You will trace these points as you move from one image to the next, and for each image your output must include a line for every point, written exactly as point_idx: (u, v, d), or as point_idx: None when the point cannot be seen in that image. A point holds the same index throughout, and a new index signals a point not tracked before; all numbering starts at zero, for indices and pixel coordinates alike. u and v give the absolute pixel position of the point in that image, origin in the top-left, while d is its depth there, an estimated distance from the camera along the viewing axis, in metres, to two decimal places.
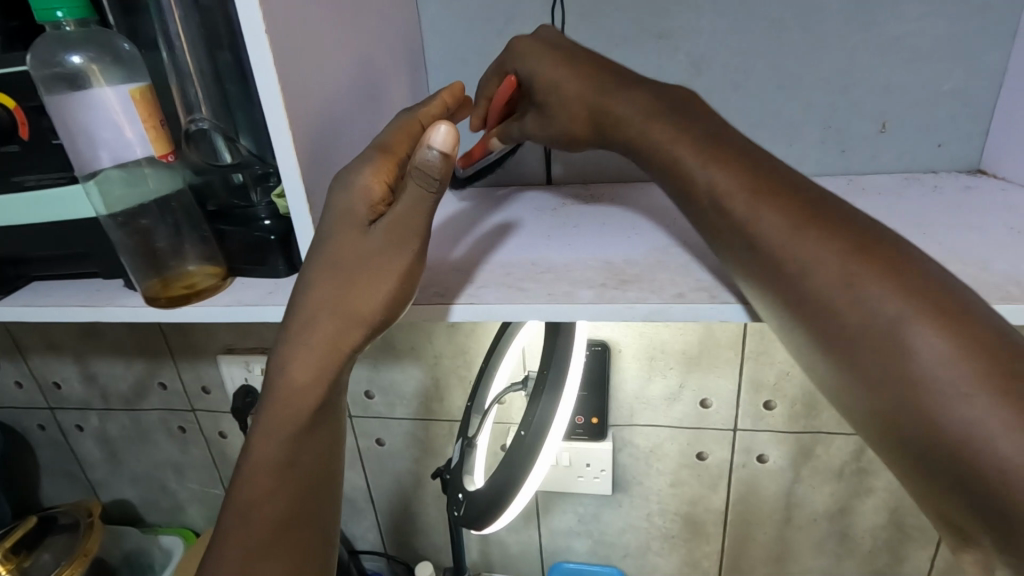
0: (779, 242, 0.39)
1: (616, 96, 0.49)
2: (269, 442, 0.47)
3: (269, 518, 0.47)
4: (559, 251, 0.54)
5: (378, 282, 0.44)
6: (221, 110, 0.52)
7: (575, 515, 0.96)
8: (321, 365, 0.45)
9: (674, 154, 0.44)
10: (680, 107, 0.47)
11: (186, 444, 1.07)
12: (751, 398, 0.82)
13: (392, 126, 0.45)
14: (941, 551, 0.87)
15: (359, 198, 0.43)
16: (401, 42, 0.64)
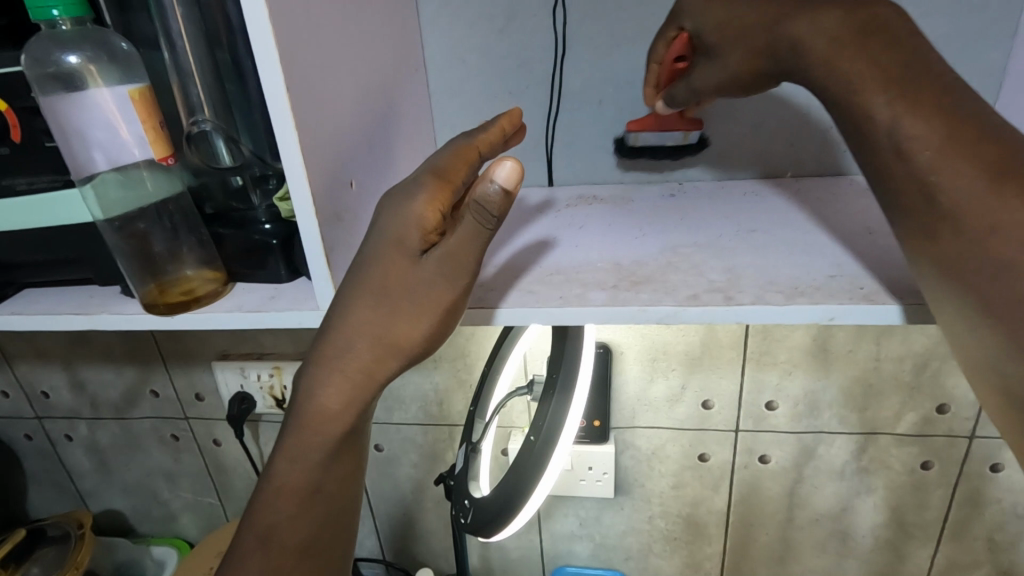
0: (966, 194, 0.36)
1: (790, 20, 0.44)
2: (295, 468, 0.46)
3: (293, 537, 0.48)
4: (583, 253, 0.54)
5: (423, 314, 0.43)
6: (222, 109, 0.49)
7: (576, 518, 0.96)
8: (355, 394, 0.44)
9: (858, 87, 0.40)
10: (874, 27, 0.41)
11: (178, 452, 1.05)
12: (752, 399, 0.82)
13: (450, 148, 0.43)
14: (941, 548, 0.87)
15: (412, 225, 0.41)
16: (402, 42, 0.63)
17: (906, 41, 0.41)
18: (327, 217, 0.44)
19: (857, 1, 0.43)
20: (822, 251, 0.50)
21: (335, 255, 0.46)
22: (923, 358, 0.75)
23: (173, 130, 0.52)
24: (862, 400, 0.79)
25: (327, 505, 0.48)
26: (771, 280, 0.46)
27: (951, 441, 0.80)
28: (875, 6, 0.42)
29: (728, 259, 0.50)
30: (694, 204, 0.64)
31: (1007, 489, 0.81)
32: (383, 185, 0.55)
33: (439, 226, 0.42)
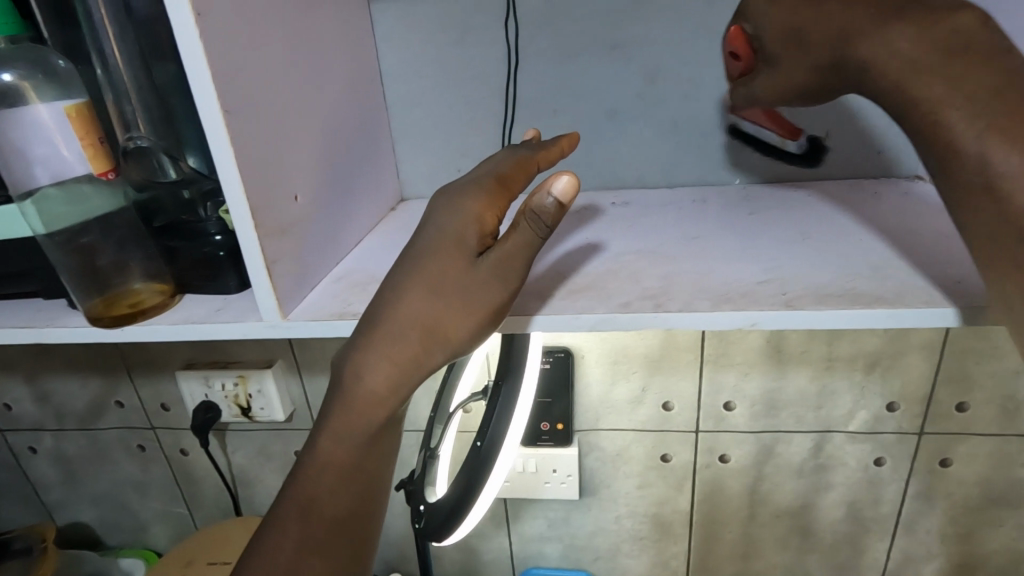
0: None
1: (864, 39, 0.38)
2: (340, 446, 0.45)
3: (332, 517, 0.46)
4: (615, 259, 0.53)
5: (471, 311, 0.42)
6: (160, 126, 0.52)
7: (545, 520, 0.97)
8: (402, 381, 0.44)
9: (943, 117, 0.37)
10: (960, 42, 0.37)
11: (146, 463, 1.04)
12: (711, 400, 0.83)
13: (512, 159, 0.46)
14: (897, 542, 0.89)
15: (471, 222, 0.43)
16: (356, 54, 0.63)
17: (994, 55, 0.36)
18: (268, 231, 0.43)
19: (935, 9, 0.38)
20: (756, 256, 0.51)
21: (279, 266, 0.45)
22: (872, 358, 0.77)
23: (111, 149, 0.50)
24: (817, 399, 0.81)
25: (367, 487, 0.47)
26: (696, 286, 0.47)
27: (901, 438, 0.82)
28: (957, 16, 0.37)
29: (668, 266, 0.51)
30: (648, 210, 0.65)
31: (956, 483, 0.84)
32: (332, 199, 0.54)
33: (491, 231, 0.44)
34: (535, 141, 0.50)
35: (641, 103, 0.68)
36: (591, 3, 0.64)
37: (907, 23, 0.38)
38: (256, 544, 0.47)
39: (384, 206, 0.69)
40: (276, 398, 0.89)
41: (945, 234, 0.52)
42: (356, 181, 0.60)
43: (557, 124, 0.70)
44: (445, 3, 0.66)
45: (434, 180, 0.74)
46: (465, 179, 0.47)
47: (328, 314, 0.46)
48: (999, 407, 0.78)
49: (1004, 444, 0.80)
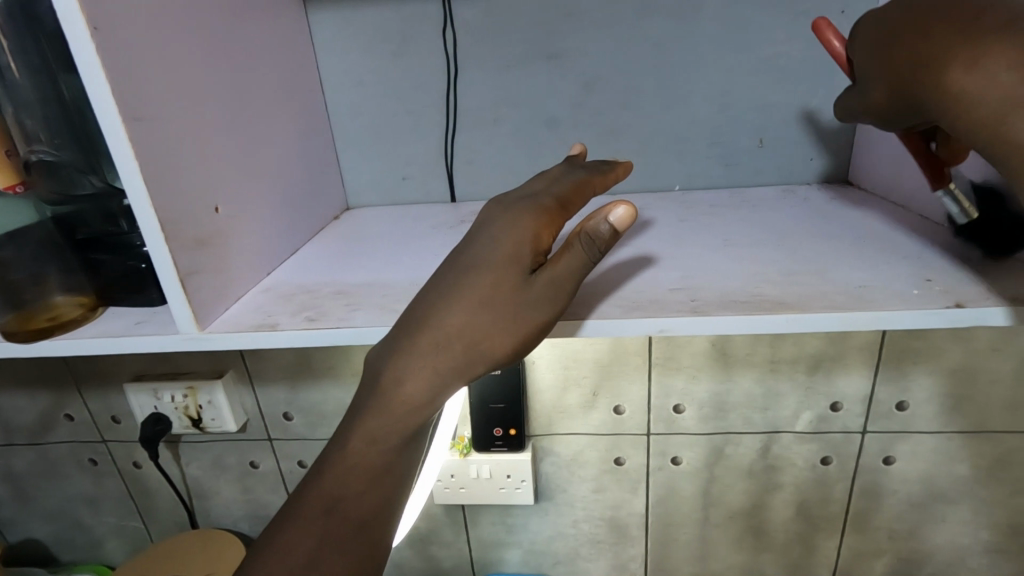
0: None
1: (956, 66, 0.38)
2: (371, 448, 0.43)
3: (353, 521, 0.42)
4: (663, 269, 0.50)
5: (518, 324, 0.42)
6: (73, 142, 0.50)
7: (503, 525, 0.97)
8: (442, 386, 0.42)
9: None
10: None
11: (98, 477, 1.02)
12: (661, 403, 0.84)
13: (571, 182, 0.48)
14: (847, 540, 0.91)
15: (528, 236, 0.43)
16: (292, 63, 0.63)
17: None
18: (182, 244, 0.43)
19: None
20: (678, 265, 0.50)
21: (196, 280, 0.44)
22: (814, 359, 0.79)
23: (13, 163, 0.48)
24: (763, 401, 0.83)
25: (394, 494, 0.43)
26: (607, 295, 0.47)
27: (846, 437, 0.84)
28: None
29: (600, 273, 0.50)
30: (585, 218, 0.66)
31: (900, 481, 0.86)
32: (262, 210, 0.54)
33: (544, 247, 0.44)
34: (592, 162, 0.51)
35: (579, 110, 0.69)
36: (527, 13, 0.65)
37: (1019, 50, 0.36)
38: (265, 544, 0.42)
39: (327, 216, 0.69)
40: (228, 408, 0.88)
41: (861, 239, 0.53)
42: (290, 190, 0.60)
43: (498, 133, 0.71)
44: (383, 13, 0.66)
45: (380, 189, 0.75)
46: (521, 195, 0.47)
47: (246, 327, 0.45)
48: (937, 405, 0.80)
49: (944, 441, 0.83)
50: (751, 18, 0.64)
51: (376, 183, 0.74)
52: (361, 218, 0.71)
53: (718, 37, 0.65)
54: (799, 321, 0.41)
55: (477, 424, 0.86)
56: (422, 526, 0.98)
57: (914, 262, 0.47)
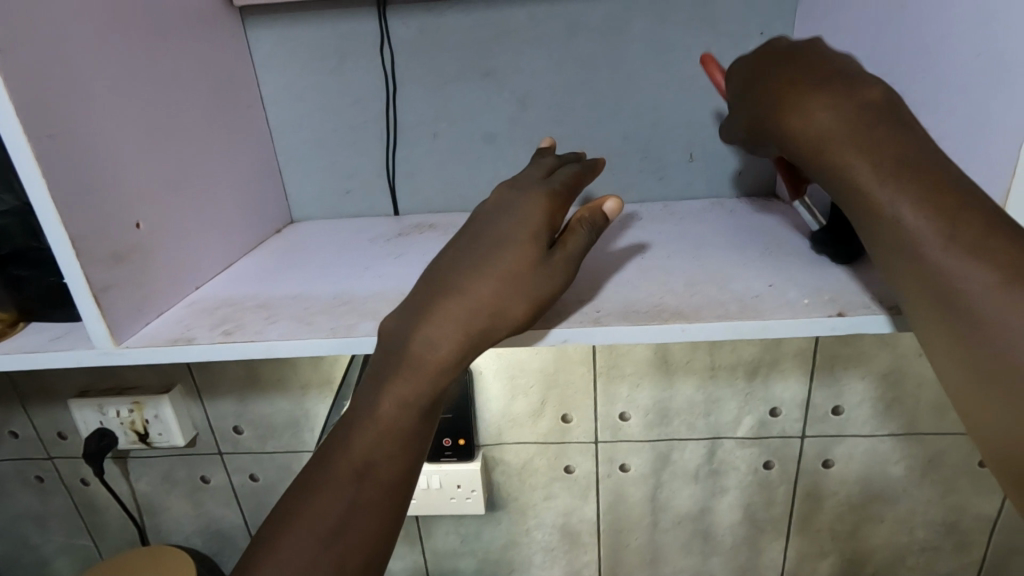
0: (943, 255, 0.39)
1: (791, 109, 0.45)
2: (401, 412, 0.43)
3: (385, 483, 0.43)
4: (599, 279, 0.51)
5: (539, 293, 0.44)
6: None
7: (457, 535, 0.97)
8: (467, 350, 0.44)
9: (863, 175, 0.42)
10: (873, 114, 0.43)
11: (45, 495, 1.00)
12: (607, 411, 0.86)
13: (568, 171, 0.51)
14: (792, 542, 0.93)
15: (546, 214, 0.46)
16: (227, 79, 0.64)
17: (903, 127, 0.42)
18: (94, 258, 0.43)
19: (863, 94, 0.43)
20: (591, 276, 0.52)
21: (111, 294, 0.45)
22: (751, 365, 0.82)
23: None
24: (704, 407, 0.85)
25: (418, 459, 0.45)
26: None
27: (786, 441, 0.86)
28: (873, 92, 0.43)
29: None
30: None
31: (839, 483, 0.88)
32: (190, 224, 0.55)
33: (555, 226, 0.47)
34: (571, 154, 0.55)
35: (516, 126, 0.71)
36: (462, 32, 0.67)
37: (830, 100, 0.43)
38: (295, 511, 0.42)
39: (267, 230, 0.70)
40: (175, 422, 0.88)
41: (771, 250, 0.55)
42: (222, 203, 0.61)
43: (437, 148, 0.72)
44: (322, 31, 0.68)
45: (323, 202, 0.76)
46: (530, 180, 0.50)
47: (163, 342, 0.46)
48: (871, 409, 0.83)
49: (878, 443, 0.85)
50: (674, 38, 0.67)
51: (320, 197, 0.76)
52: (302, 231, 0.72)
53: (645, 57, 0.68)
54: (692, 330, 0.43)
55: None
56: None
57: (811, 270, 0.50)
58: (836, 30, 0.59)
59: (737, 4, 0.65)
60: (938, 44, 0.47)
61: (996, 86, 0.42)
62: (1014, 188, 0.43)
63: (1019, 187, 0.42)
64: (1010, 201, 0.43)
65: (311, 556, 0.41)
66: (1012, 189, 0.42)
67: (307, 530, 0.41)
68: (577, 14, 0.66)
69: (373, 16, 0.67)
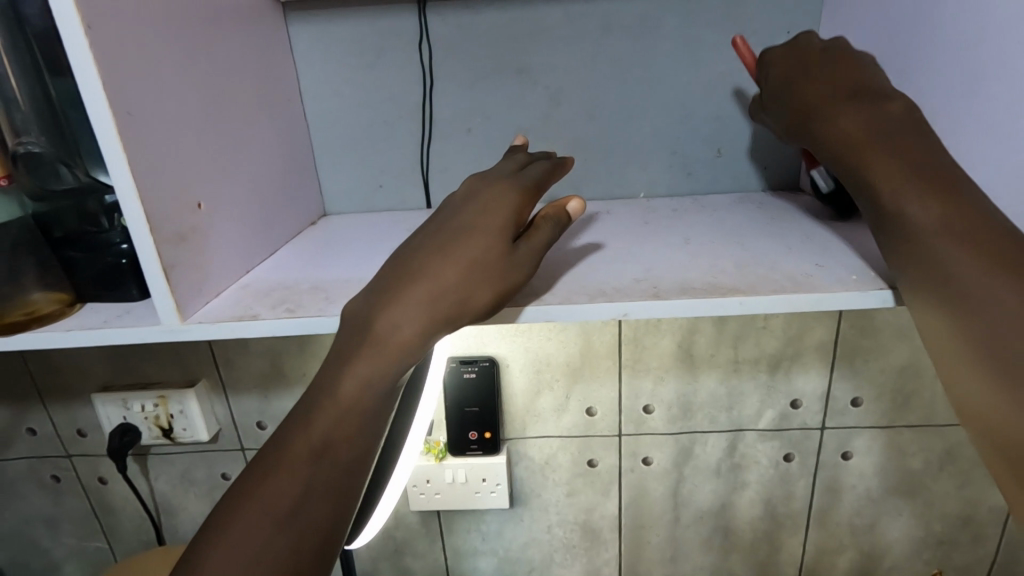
0: (932, 231, 0.42)
1: (819, 109, 0.50)
2: (364, 391, 0.45)
3: (342, 463, 0.44)
4: (647, 262, 0.53)
5: (497, 283, 0.46)
6: (54, 135, 0.51)
7: (478, 533, 0.97)
8: (434, 333, 0.45)
9: (864, 162, 0.46)
10: (882, 117, 0.47)
11: (59, 495, 0.99)
12: (631, 405, 0.87)
13: (541, 167, 0.54)
14: (810, 536, 0.94)
15: (512, 210, 0.49)
16: (271, 71, 0.65)
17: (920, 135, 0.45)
18: (163, 235, 0.45)
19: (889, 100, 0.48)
20: (636, 260, 0.54)
21: (177, 272, 0.46)
22: (773, 358, 0.83)
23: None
24: (727, 400, 0.86)
25: (371, 439, 0.45)
26: (580, 283, 0.50)
27: (806, 434, 0.88)
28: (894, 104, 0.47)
29: (607, 267, 0.53)
30: None
31: (857, 476, 0.90)
32: (240, 210, 0.56)
33: (523, 219, 0.50)
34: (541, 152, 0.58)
35: (549, 121, 0.73)
36: (499, 30, 0.69)
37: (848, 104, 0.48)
38: (248, 493, 0.42)
39: (304, 221, 0.71)
40: (200, 417, 0.88)
41: (807, 236, 0.57)
42: (266, 192, 0.62)
43: (471, 143, 0.74)
44: (362, 27, 0.70)
45: (355, 196, 0.77)
46: (502, 172, 0.53)
47: (228, 318, 0.47)
48: (888, 401, 0.85)
49: (896, 436, 0.87)
50: (703, 38, 0.69)
51: (354, 191, 0.77)
52: (335, 224, 0.73)
53: (675, 55, 0.70)
54: (747, 303, 0.44)
55: (453, 429, 0.87)
56: (396, 535, 0.98)
57: (853, 252, 0.52)
58: (864, 28, 0.62)
59: (765, 5, 0.68)
60: None
61: None
62: None
63: None
64: None
65: (264, 540, 0.40)
66: None
67: (260, 513, 0.41)
68: (611, 14, 0.69)
69: (413, 12, 0.69)
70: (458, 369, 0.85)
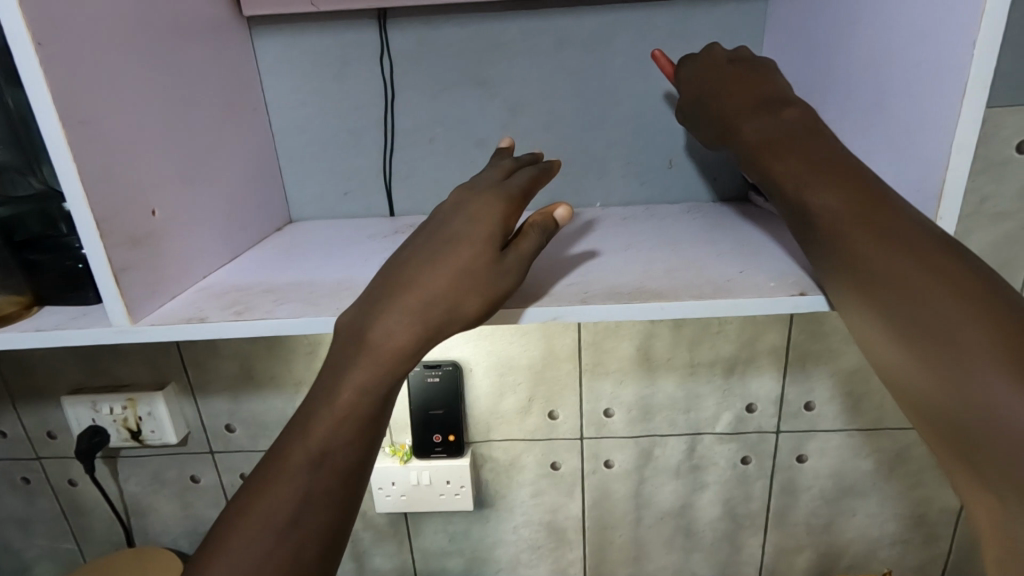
0: (853, 237, 0.44)
1: (733, 125, 0.54)
2: (360, 399, 0.45)
3: (340, 471, 0.44)
4: (587, 269, 0.55)
5: (484, 292, 0.47)
6: (10, 143, 0.53)
7: (445, 534, 0.99)
8: (424, 338, 0.46)
9: (781, 174, 0.49)
10: (800, 132, 0.50)
11: (29, 497, 1.00)
12: (592, 408, 0.89)
13: (528, 173, 0.54)
14: (769, 537, 0.96)
15: (500, 220, 0.49)
16: (235, 82, 0.68)
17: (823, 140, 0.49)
18: (115, 240, 0.47)
19: (796, 114, 0.51)
20: (578, 266, 0.56)
21: (129, 275, 0.48)
22: (728, 362, 0.86)
23: None
24: (685, 403, 0.88)
25: (369, 445, 0.46)
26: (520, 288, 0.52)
27: (762, 437, 0.90)
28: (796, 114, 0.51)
29: (550, 273, 0.55)
30: None
31: (812, 477, 0.92)
32: (199, 216, 0.58)
33: (509, 229, 0.50)
34: (529, 155, 0.58)
35: (507, 133, 0.76)
36: (457, 44, 0.72)
37: (756, 122, 0.52)
38: (246, 508, 0.43)
39: (268, 227, 0.73)
40: (168, 419, 0.89)
41: (744, 244, 0.59)
42: (228, 198, 0.64)
43: (432, 152, 0.77)
44: (325, 40, 0.72)
45: (321, 203, 0.79)
46: (488, 181, 0.53)
47: (178, 320, 0.49)
48: (839, 404, 0.88)
49: (849, 438, 0.90)
50: (652, 55, 0.72)
51: (320, 198, 0.79)
52: (299, 230, 0.76)
53: (627, 69, 0.73)
54: (670, 308, 0.47)
55: (417, 432, 0.89)
56: (365, 536, 0.99)
57: (779, 259, 0.54)
58: (798, 47, 0.65)
59: (711, 23, 0.71)
60: (876, 58, 0.53)
61: (932, 90, 0.46)
62: (948, 178, 0.46)
63: (954, 176, 0.45)
64: (947, 190, 0.46)
65: (266, 550, 0.42)
66: (947, 178, 0.46)
67: (260, 525, 0.42)
68: (564, 30, 0.72)
69: (374, 26, 0.71)
70: (422, 373, 0.87)
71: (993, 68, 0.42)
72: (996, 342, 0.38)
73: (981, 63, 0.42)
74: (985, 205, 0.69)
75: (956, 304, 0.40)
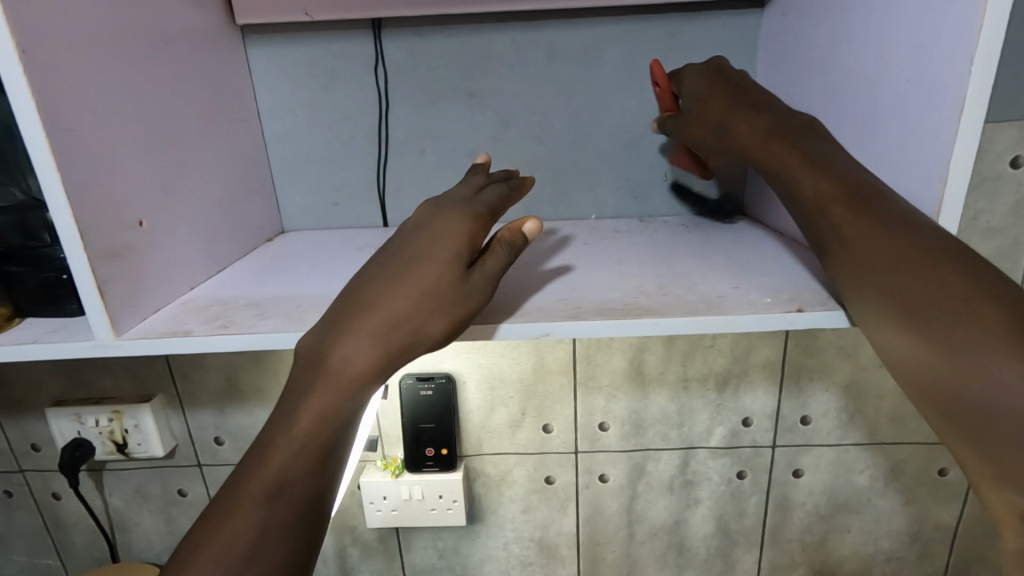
0: (853, 223, 0.45)
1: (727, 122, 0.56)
2: (320, 425, 0.45)
3: (298, 502, 0.44)
4: (579, 283, 0.55)
5: (446, 313, 0.46)
6: None
7: (435, 550, 0.97)
8: (388, 360, 0.46)
9: (783, 160, 0.50)
10: (795, 128, 0.52)
11: (9, 510, 0.97)
12: (586, 422, 0.88)
13: (495, 193, 0.54)
14: (763, 553, 0.95)
15: (464, 238, 0.49)
16: (226, 92, 0.67)
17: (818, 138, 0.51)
18: (98, 252, 0.46)
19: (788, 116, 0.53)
20: (570, 281, 0.56)
21: (110, 287, 0.47)
22: (721, 376, 0.85)
23: None
24: (678, 417, 0.88)
25: (329, 471, 0.46)
26: (508, 304, 0.51)
27: (756, 451, 0.90)
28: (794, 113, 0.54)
29: (543, 288, 0.55)
30: None
31: (807, 493, 0.92)
32: (185, 228, 0.58)
33: (475, 247, 0.49)
34: (502, 174, 0.58)
35: (499, 145, 0.76)
36: (450, 55, 0.72)
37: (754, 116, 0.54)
38: (201, 542, 0.43)
39: (258, 238, 0.72)
40: (154, 432, 0.88)
41: (736, 258, 0.59)
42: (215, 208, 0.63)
43: (424, 164, 0.76)
44: (319, 52, 0.72)
45: (311, 214, 0.79)
46: (455, 199, 0.53)
47: (161, 334, 0.48)
48: (833, 419, 0.88)
49: (844, 453, 0.89)
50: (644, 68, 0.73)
51: (311, 209, 0.78)
52: (289, 241, 0.75)
53: (620, 82, 0.73)
54: (662, 324, 0.46)
55: (409, 446, 0.88)
56: (353, 551, 0.97)
57: (771, 275, 0.54)
58: (791, 62, 0.65)
59: (703, 38, 0.72)
60: (869, 75, 0.53)
61: (925, 108, 0.46)
62: (944, 197, 0.45)
63: (948, 196, 0.45)
64: (943, 209, 0.46)
65: None
66: (943, 198, 0.45)
67: (215, 559, 0.42)
68: (557, 43, 0.72)
69: (367, 38, 0.71)
70: (414, 386, 0.86)
71: (985, 89, 0.42)
72: (985, 322, 0.39)
73: (971, 84, 0.42)
74: (977, 221, 0.69)
75: (947, 287, 0.40)
